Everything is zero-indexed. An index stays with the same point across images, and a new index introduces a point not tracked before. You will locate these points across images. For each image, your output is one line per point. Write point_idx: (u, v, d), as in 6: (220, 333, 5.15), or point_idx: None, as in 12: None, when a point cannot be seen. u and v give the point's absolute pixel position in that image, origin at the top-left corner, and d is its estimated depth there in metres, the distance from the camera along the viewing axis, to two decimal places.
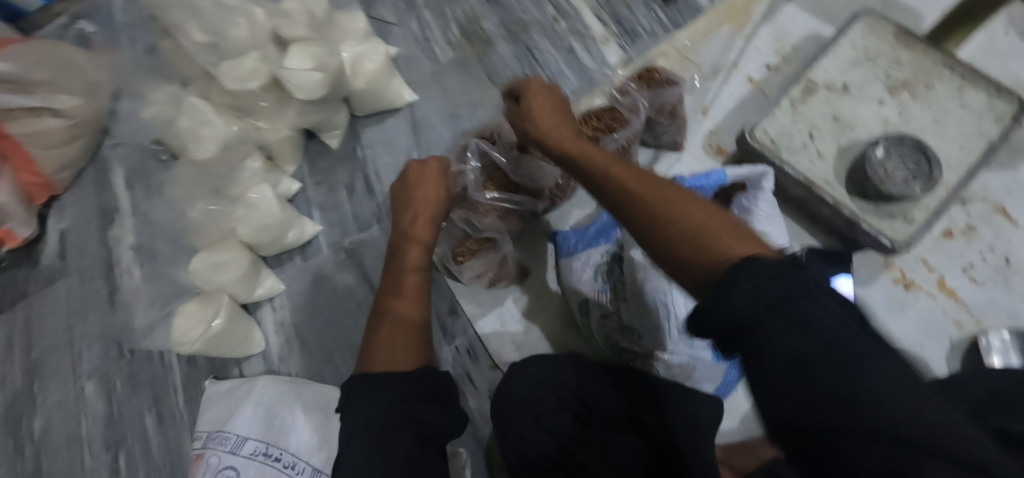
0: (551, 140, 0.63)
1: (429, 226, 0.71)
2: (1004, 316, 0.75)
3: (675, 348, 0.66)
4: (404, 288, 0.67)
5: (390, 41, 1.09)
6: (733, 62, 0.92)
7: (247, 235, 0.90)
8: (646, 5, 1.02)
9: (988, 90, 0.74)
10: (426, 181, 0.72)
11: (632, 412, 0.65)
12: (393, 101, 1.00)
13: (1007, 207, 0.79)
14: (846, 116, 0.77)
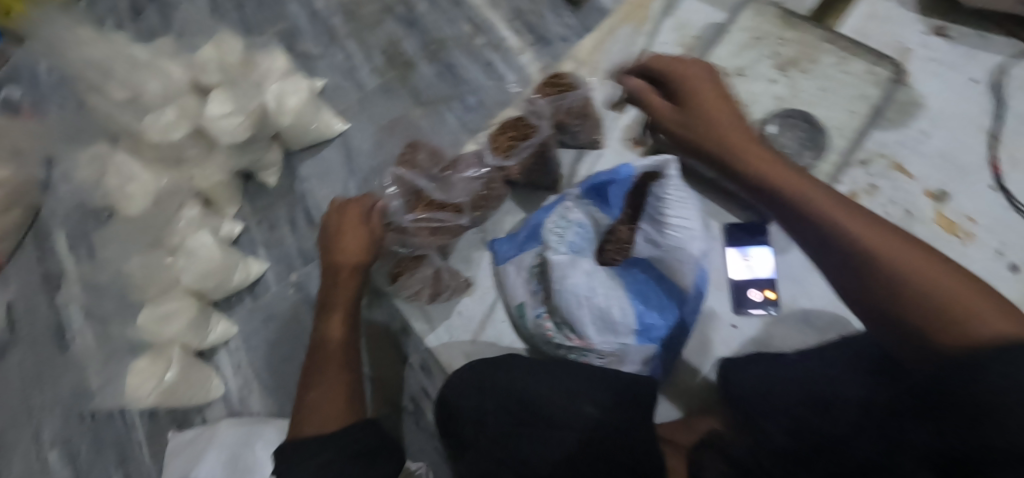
0: (706, 140, 0.63)
1: (352, 274, 0.77)
2: None
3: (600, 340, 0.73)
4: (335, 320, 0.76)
5: (317, 74, 1.12)
6: (640, 58, 0.97)
7: (191, 282, 0.92)
8: (556, 13, 1.05)
9: (866, 58, 0.80)
10: (347, 227, 0.77)
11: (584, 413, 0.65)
12: (324, 132, 1.03)
13: (902, 163, 0.85)
14: (744, 96, 0.81)
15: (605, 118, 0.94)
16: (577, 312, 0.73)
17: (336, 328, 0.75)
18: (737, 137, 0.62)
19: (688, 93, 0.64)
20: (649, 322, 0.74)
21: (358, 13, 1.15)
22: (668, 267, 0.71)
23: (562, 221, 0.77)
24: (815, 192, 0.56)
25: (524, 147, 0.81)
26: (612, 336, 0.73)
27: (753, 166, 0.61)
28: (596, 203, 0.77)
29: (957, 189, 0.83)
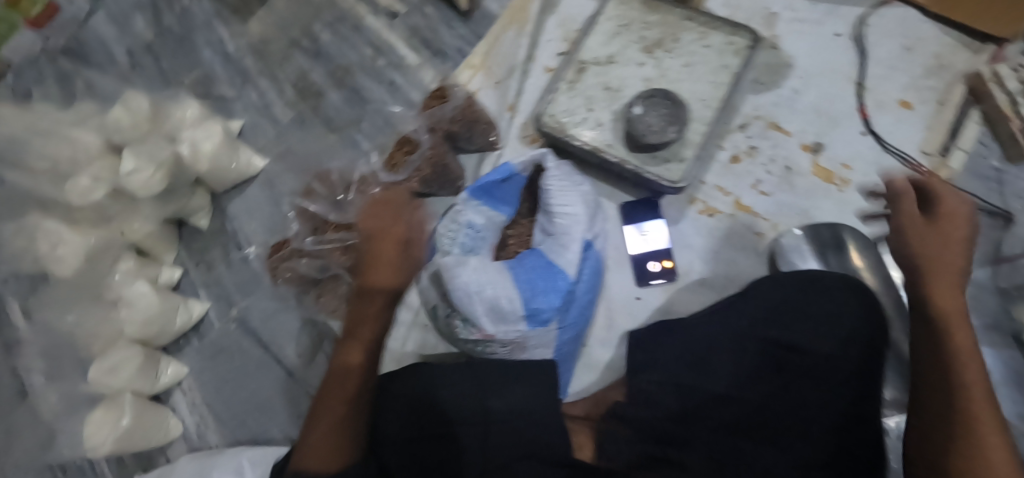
0: (923, 259, 0.60)
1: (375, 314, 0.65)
2: (793, 214, 0.85)
3: (494, 330, 0.73)
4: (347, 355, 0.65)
5: (234, 115, 1.15)
6: (528, 57, 1.02)
7: (135, 330, 0.95)
8: (448, 24, 1.11)
9: (723, 30, 0.86)
10: (373, 230, 0.66)
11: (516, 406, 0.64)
12: (243, 172, 1.08)
13: (778, 122, 0.90)
14: (615, 82, 0.86)
15: (500, 119, 0.99)
16: (468, 308, 0.73)
17: (356, 354, 0.65)
18: (941, 262, 0.59)
19: (950, 195, 0.62)
20: (537, 306, 0.74)
21: (267, 51, 1.18)
22: (557, 249, 0.77)
23: (453, 222, 0.79)
24: (965, 369, 0.56)
25: (411, 160, 0.89)
26: (505, 325, 0.73)
27: (942, 331, 0.58)
28: (485, 202, 0.80)
29: (830, 139, 0.88)
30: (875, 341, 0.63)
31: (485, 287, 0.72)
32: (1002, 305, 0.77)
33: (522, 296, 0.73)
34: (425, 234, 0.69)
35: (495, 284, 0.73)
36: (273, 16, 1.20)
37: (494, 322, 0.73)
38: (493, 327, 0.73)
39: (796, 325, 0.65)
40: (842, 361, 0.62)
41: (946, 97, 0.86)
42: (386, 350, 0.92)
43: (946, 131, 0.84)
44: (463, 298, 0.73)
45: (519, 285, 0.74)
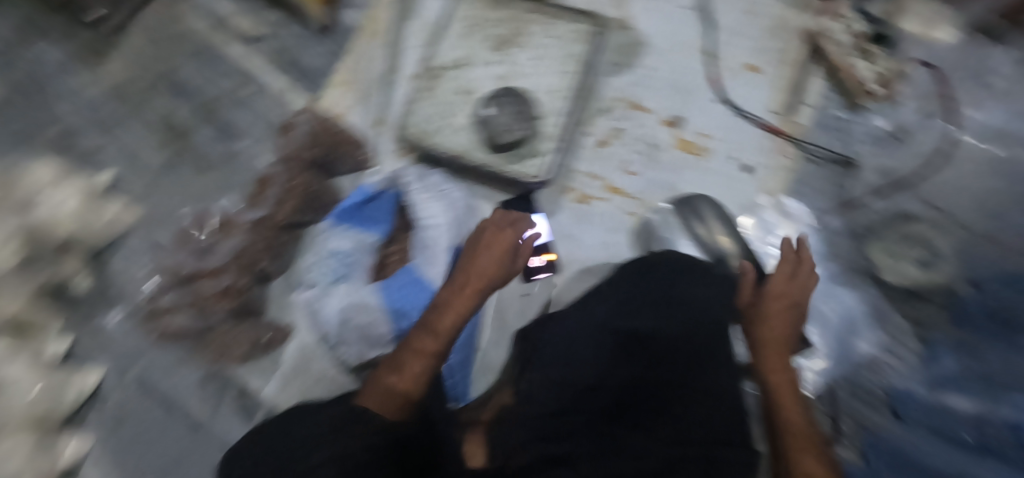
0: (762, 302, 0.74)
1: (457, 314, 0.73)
2: (662, 190, 0.88)
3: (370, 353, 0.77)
4: (408, 371, 0.67)
5: (99, 159, 0.97)
6: (395, 67, 1.01)
7: (24, 414, 0.79)
8: (312, 41, 1.04)
9: (566, 19, 0.88)
10: (491, 246, 0.77)
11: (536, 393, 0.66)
12: (113, 228, 0.93)
13: (640, 101, 0.91)
14: (472, 84, 0.86)
15: (370, 137, 0.99)
16: (342, 334, 0.78)
17: (429, 348, 0.69)
18: (777, 334, 0.73)
19: (789, 281, 0.77)
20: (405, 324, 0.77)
21: (127, 90, 1.01)
22: (426, 261, 0.81)
23: (318, 254, 0.81)
24: (787, 403, 0.68)
25: (268, 198, 0.93)
26: (379, 347, 0.77)
27: (774, 378, 0.71)
28: (347, 228, 0.80)
29: (688, 111, 0.90)
30: (712, 319, 0.68)
31: (353, 311, 0.77)
32: (856, 246, 0.83)
33: (388, 317, 0.77)
34: (506, 253, 0.78)
35: (360, 308, 0.77)
36: (128, 57, 1.03)
37: (369, 346, 0.77)
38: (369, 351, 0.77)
39: (643, 308, 0.68)
40: (689, 340, 0.65)
41: (793, 57, 0.88)
42: (289, 389, 0.90)
43: (789, 90, 0.87)
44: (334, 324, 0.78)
45: (387, 306, 0.77)
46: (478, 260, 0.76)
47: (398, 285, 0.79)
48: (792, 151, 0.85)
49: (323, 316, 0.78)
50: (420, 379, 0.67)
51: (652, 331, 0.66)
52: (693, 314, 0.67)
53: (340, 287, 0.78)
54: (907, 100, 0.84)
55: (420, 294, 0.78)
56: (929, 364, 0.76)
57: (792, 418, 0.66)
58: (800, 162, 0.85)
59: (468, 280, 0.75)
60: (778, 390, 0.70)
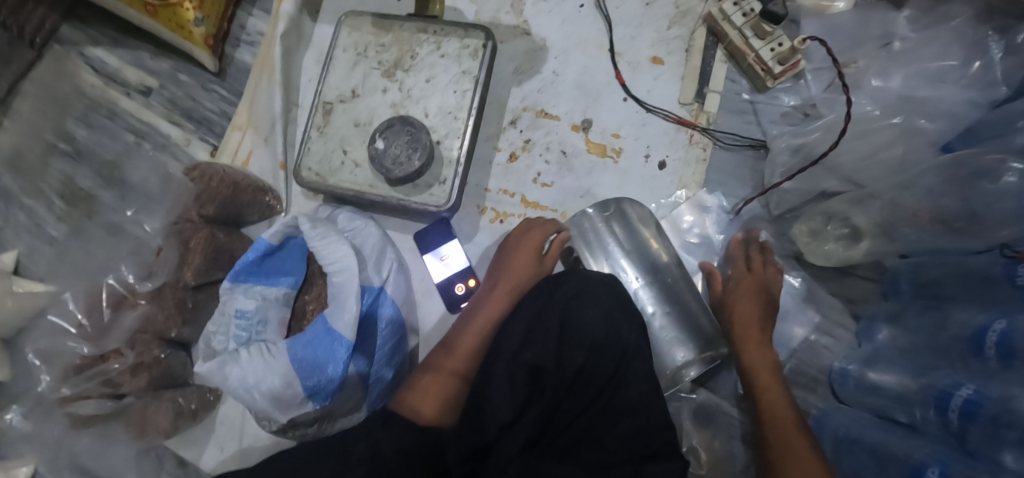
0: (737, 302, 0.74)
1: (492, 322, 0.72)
2: (578, 198, 0.85)
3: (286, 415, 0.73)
4: (435, 379, 0.66)
5: (3, 246, 1.00)
6: (296, 102, 0.96)
7: None
8: (205, 87, 1.00)
9: (456, 34, 0.83)
10: (528, 246, 0.77)
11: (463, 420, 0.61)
12: (28, 305, 0.94)
13: (545, 108, 0.88)
14: (365, 116, 0.82)
15: (276, 180, 0.92)
16: (253, 402, 0.72)
17: (461, 356, 0.69)
18: (750, 323, 0.72)
19: (753, 276, 0.75)
20: (317, 381, 0.71)
21: (23, 164, 1.04)
22: (333, 311, 0.73)
23: (223, 316, 0.76)
24: (774, 396, 0.68)
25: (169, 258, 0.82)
26: (295, 407, 0.73)
27: (757, 374, 0.70)
28: (252, 283, 0.77)
29: (597, 112, 0.87)
30: (618, 337, 0.65)
31: (258, 380, 0.71)
32: (779, 230, 0.81)
33: (300, 377, 0.71)
34: (541, 259, 0.77)
35: (265, 375, 0.70)
36: (18, 125, 1.05)
37: (283, 408, 0.72)
38: (285, 415, 0.73)
39: (548, 336, 0.64)
40: (597, 363, 0.64)
41: (692, 43, 0.86)
42: (228, 453, 0.89)
43: (698, 79, 0.85)
44: (241, 392, 0.72)
45: (296, 366, 0.71)
46: (512, 266, 0.77)
47: (306, 343, 0.72)
48: (705, 141, 0.83)
49: (228, 386, 0.72)
50: (445, 389, 0.66)
51: (560, 360, 0.63)
52: (598, 335, 0.65)
53: (243, 354, 0.71)
54: (812, 73, 0.81)
55: (335, 347, 0.71)
56: (865, 341, 0.76)
57: (778, 415, 0.66)
58: (714, 152, 0.83)
59: (503, 284, 0.75)
60: (763, 387, 0.69)
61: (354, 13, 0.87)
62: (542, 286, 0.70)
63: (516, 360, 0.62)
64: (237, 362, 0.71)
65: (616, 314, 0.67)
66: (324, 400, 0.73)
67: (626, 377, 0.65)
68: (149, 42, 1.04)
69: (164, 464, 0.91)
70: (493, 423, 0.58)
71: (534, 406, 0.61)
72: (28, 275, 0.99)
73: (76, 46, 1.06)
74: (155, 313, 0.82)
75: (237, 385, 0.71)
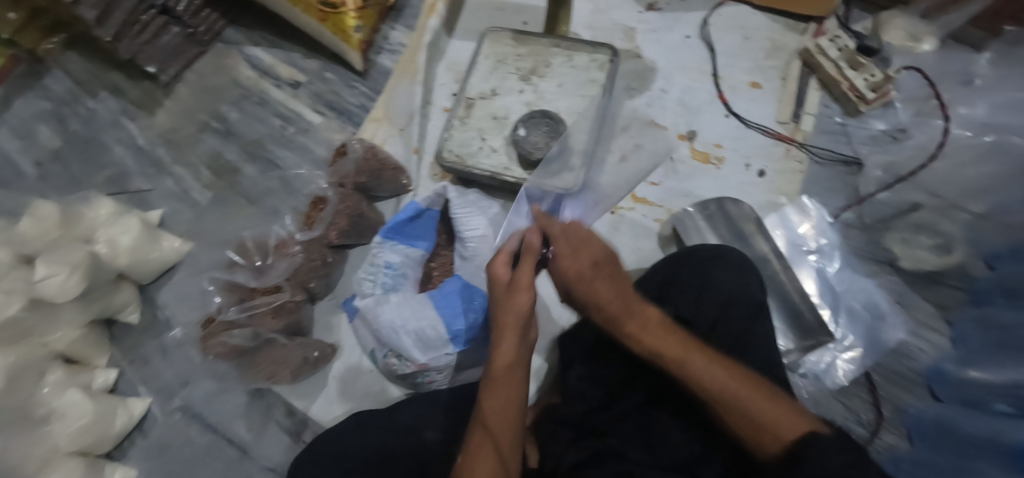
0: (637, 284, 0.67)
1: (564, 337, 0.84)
2: (684, 197, 0.94)
3: (425, 357, 0.82)
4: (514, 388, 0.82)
5: (149, 205, 1.12)
6: (427, 101, 1.09)
7: (71, 444, 0.91)
8: (349, 85, 1.16)
9: (585, 50, 0.97)
10: None
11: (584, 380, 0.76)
12: (168, 258, 1.06)
13: (653, 119, 1.00)
14: (502, 111, 0.95)
15: (408, 163, 1.04)
16: (398, 341, 0.82)
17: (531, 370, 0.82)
18: (512, 322, 0.63)
19: (573, 251, 0.68)
20: (458, 327, 0.82)
21: (177, 138, 1.17)
22: (471, 271, 0.85)
23: (372, 266, 0.87)
24: (695, 363, 0.61)
25: (321, 218, 0.93)
26: (435, 350, 0.82)
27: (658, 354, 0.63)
28: (399, 241, 0.88)
29: (700, 125, 0.98)
30: (750, 298, 0.70)
31: (409, 320, 0.81)
32: (871, 238, 0.89)
33: (443, 321, 0.81)
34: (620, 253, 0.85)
35: (416, 316, 0.81)
36: (178, 106, 1.19)
37: (424, 350, 0.82)
38: (424, 355, 0.82)
39: (687, 296, 0.72)
40: (727, 322, 0.69)
41: (788, 72, 0.98)
42: (337, 406, 0.96)
43: (794, 102, 0.96)
44: (392, 332, 0.82)
45: (442, 312, 0.82)
46: None
47: (450, 293, 0.83)
48: (801, 155, 0.93)
49: (380, 325, 0.82)
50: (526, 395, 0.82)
51: (694, 321, 0.70)
52: (734, 297, 0.70)
53: (395, 296, 0.83)
54: (901, 102, 0.92)
55: (473, 300, 0.83)
56: (959, 345, 0.82)
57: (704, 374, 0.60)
58: (809, 165, 0.93)
59: None
60: (681, 361, 0.61)
61: (494, 29, 1.01)
62: (680, 257, 0.77)
63: (652, 313, 0.73)
64: (387, 306, 0.82)
65: (751, 280, 0.72)
66: (461, 346, 0.82)
67: (757, 341, 0.68)
68: (302, 46, 1.20)
69: (274, 411, 0.97)
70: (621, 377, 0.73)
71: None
72: (170, 230, 1.10)
73: (237, 45, 1.23)
74: (303, 266, 0.91)
75: (389, 324, 0.82)
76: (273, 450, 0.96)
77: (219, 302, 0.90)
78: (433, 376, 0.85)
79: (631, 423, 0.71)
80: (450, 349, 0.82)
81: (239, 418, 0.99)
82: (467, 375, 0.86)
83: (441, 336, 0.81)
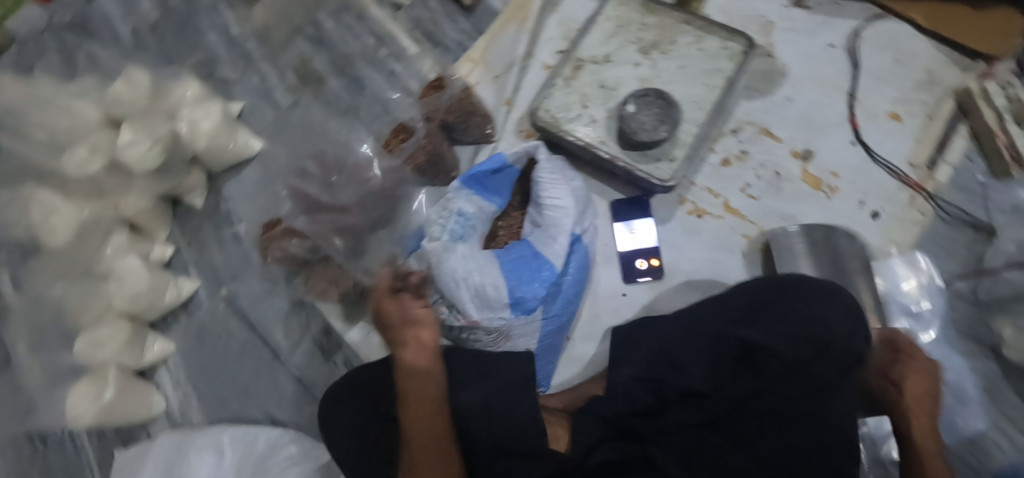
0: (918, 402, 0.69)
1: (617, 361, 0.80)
2: (780, 219, 0.87)
3: (478, 314, 0.79)
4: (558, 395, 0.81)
5: (232, 97, 1.12)
6: (527, 52, 1.02)
7: (123, 304, 0.95)
8: (451, 19, 1.10)
9: (719, 34, 0.86)
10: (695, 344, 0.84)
11: (635, 386, 0.71)
12: (241, 152, 1.07)
13: (768, 128, 0.91)
14: (611, 80, 0.87)
15: (497, 113, 0.99)
16: (455, 293, 0.79)
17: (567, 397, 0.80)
18: (409, 343, 0.70)
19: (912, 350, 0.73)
20: (521, 294, 0.79)
21: (272, 37, 1.15)
22: (544, 242, 0.81)
23: (444, 210, 0.84)
24: None
25: (407, 145, 0.90)
26: (491, 311, 0.79)
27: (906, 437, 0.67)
28: (473, 191, 0.84)
29: (820, 146, 0.89)
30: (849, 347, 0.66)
31: (472, 273, 0.79)
32: (979, 315, 0.81)
33: (508, 285, 0.78)
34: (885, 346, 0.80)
35: (483, 271, 0.78)
36: (277, 3, 1.16)
37: (479, 308, 0.79)
38: (478, 313, 0.79)
39: (776, 326, 0.68)
40: (817, 367, 0.65)
41: (936, 112, 0.88)
42: (373, 337, 0.97)
43: (934, 144, 0.87)
44: (451, 282, 0.79)
45: (506, 274, 0.79)
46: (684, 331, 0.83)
47: (517, 257, 0.80)
48: (927, 207, 0.84)
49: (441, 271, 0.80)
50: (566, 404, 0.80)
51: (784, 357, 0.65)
52: (835, 342, 0.66)
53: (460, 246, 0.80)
54: None
55: (542, 270, 0.80)
56: None
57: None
58: (932, 219, 0.84)
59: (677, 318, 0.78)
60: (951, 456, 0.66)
61: None
62: (770, 284, 0.74)
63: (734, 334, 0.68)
64: (453, 257, 0.80)
65: (858, 330, 0.67)
66: (520, 314, 0.80)
67: (835, 389, 0.65)
68: None
69: (310, 325, 0.99)
70: (683, 389, 0.67)
71: (738, 382, 0.66)
72: (248, 125, 1.10)
73: None
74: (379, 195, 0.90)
75: (452, 272, 0.79)
76: (304, 362, 0.98)
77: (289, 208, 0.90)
78: (478, 336, 0.81)
79: (672, 442, 0.66)
80: (506, 314, 0.80)
81: (278, 325, 1.01)
82: (517, 344, 0.81)
83: (501, 299, 0.78)
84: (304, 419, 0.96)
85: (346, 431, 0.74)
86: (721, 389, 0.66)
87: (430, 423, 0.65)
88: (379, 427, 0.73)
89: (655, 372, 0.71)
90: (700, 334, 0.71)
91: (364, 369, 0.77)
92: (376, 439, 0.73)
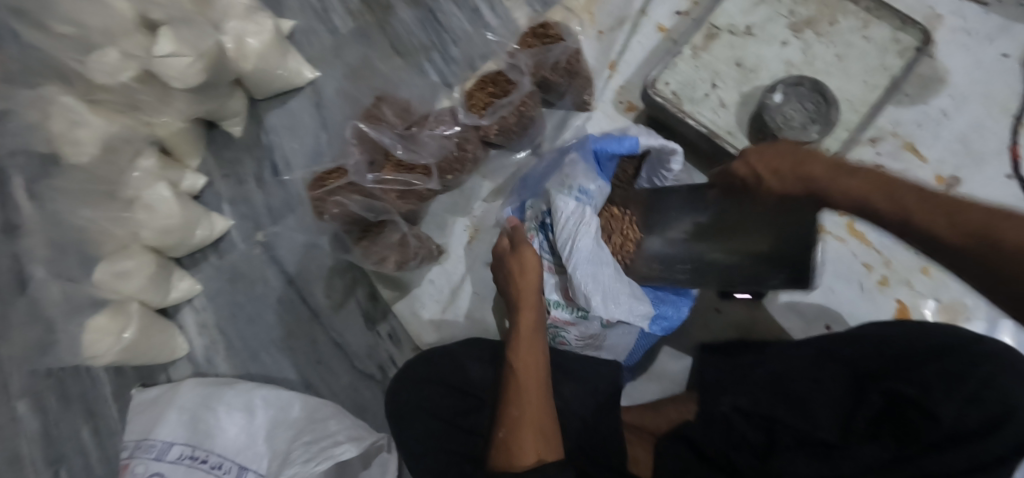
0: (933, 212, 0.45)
1: None
2: (911, 253, 0.77)
3: (613, 311, 0.65)
4: (650, 413, 0.76)
5: (284, 14, 0.97)
6: (642, 9, 0.87)
7: (152, 237, 0.84)
8: None
9: (891, 22, 0.72)
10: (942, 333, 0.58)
11: (750, 420, 0.65)
12: (291, 81, 0.93)
13: (916, 143, 0.78)
14: (750, 60, 0.73)
15: (597, 77, 0.86)
16: (581, 280, 0.65)
17: (658, 422, 0.74)
18: (530, 300, 0.67)
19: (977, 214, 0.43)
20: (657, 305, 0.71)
21: None
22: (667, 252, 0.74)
23: (562, 185, 0.69)
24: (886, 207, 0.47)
25: (499, 105, 0.76)
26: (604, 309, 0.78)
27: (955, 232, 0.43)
28: (594, 166, 0.71)
29: (972, 175, 0.77)
30: None
31: (604, 266, 0.66)
32: None
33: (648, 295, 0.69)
34: None
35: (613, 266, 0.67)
36: None
37: (610, 306, 0.65)
38: (609, 311, 0.65)
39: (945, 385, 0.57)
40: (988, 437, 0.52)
41: None
42: (425, 312, 0.90)
43: None
44: (580, 268, 0.65)
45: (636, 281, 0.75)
46: None
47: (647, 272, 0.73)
48: None
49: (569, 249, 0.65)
50: (660, 424, 0.74)
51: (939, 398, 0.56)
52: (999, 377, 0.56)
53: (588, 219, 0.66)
54: None
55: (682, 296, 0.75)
56: None
57: (1011, 234, 0.41)
58: None
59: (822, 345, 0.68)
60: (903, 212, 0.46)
61: None
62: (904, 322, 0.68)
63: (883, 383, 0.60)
64: (569, 235, 0.66)
65: None
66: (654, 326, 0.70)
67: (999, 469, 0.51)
68: None
69: (356, 288, 0.91)
70: (802, 433, 0.61)
71: (874, 442, 0.57)
72: (298, 49, 0.96)
73: None
74: (467, 154, 0.79)
75: (579, 252, 0.65)
76: (349, 328, 0.89)
77: (360, 161, 0.74)
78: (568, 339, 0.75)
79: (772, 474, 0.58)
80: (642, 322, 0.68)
81: (319, 281, 0.91)
82: (608, 348, 0.75)
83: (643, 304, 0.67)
84: (340, 387, 0.87)
85: (419, 416, 0.70)
86: (849, 445, 0.58)
87: (535, 400, 0.62)
88: (463, 405, 0.71)
89: (773, 401, 0.65)
90: (837, 377, 0.64)
91: (448, 346, 0.75)
92: (455, 417, 0.71)
